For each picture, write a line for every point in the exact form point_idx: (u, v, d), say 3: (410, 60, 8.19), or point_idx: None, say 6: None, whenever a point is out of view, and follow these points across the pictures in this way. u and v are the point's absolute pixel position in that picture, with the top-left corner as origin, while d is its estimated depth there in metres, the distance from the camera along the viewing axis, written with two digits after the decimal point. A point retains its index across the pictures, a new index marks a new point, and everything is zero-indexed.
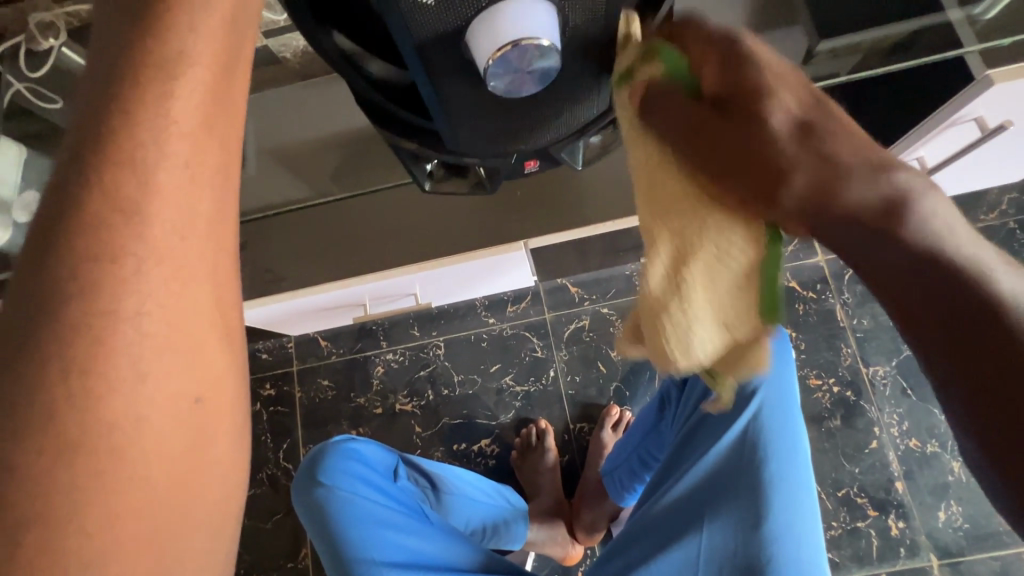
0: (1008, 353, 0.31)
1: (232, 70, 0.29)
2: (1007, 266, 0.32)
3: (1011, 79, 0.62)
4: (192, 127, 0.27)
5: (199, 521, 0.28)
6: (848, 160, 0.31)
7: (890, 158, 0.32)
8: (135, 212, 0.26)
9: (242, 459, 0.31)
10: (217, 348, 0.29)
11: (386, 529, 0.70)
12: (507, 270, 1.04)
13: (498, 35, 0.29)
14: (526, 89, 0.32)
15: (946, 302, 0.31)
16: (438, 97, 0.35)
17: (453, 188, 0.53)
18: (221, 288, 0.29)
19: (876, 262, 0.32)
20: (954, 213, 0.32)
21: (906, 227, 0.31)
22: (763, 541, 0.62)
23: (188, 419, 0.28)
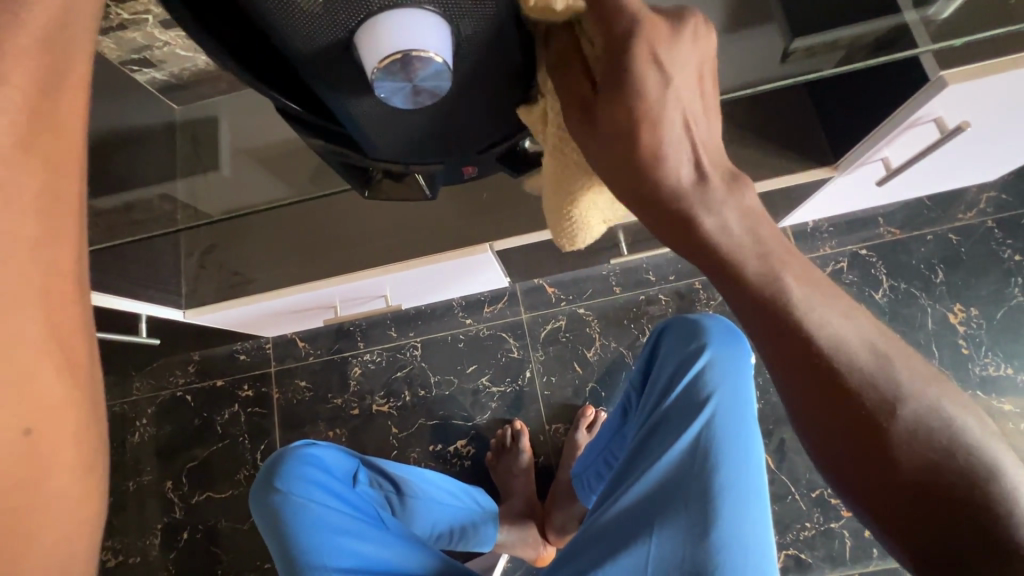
0: (832, 384, 0.37)
1: (55, 89, 0.29)
2: (851, 321, 0.38)
3: (964, 82, 0.61)
4: (5, 150, 0.27)
5: (36, 551, 0.28)
6: (717, 198, 0.38)
7: (732, 204, 0.38)
8: None
9: (89, 492, 0.30)
10: (53, 376, 0.28)
11: (338, 536, 0.70)
12: (477, 271, 1.03)
13: (383, 47, 0.28)
14: (418, 102, 0.31)
15: (795, 339, 0.37)
16: (339, 105, 0.35)
17: (396, 191, 0.51)
18: (55, 314, 0.29)
19: (722, 284, 0.39)
20: (793, 270, 0.38)
21: (752, 275, 0.37)
22: (710, 551, 0.61)
23: (16, 453, 0.27)
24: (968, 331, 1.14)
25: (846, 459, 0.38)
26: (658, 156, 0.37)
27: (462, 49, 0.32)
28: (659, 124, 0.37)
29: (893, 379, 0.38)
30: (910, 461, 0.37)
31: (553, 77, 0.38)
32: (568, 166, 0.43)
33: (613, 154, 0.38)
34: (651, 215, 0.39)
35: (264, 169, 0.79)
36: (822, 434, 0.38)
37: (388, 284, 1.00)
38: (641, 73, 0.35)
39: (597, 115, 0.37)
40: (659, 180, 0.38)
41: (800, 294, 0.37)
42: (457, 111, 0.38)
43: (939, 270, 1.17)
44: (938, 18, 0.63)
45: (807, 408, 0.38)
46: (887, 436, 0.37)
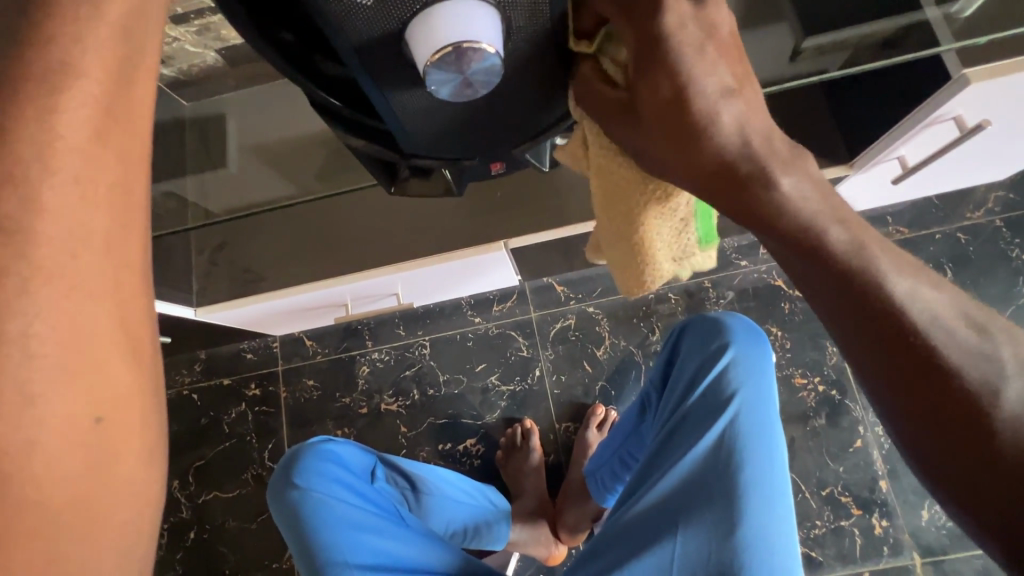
0: (922, 366, 0.34)
1: (127, 80, 0.28)
2: (939, 292, 0.35)
3: (988, 80, 0.62)
4: (81, 141, 0.26)
5: (104, 541, 0.27)
6: (784, 159, 0.35)
7: (795, 168, 0.35)
8: (18, 231, 0.25)
9: (155, 479, 0.30)
10: (122, 367, 0.28)
11: (360, 533, 0.70)
12: (489, 269, 1.03)
13: (435, 40, 0.29)
14: (469, 95, 0.32)
15: (879, 320, 0.34)
16: (386, 101, 0.35)
17: (423, 190, 0.50)
18: (125, 305, 0.28)
19: (797, 265, 0.35)
20: (873, 240, 0.35)
21: (835, 245, 0.34)
22: (737, 548, 0.61)
23: (89, 441, 0.27)
24: None
25: (949, 445, 0.34)
26: (718, 125, 0.34)
27: (513, 37, 0.33)
28: (710, 96, 0.34)
29: (989, 351, 0.35)
30: (1017, 439, 0.34)
31: (576, 93, 0.38)
32: (616, 179, 0.40)
33: (667, 132, 0.35)
34: (717, 193, 0.35)
35: (283, 167, 0.79)
36: (913, 422, 0.35)
37: (400, 282, 1.00)
38: (680, 46, 0.34)
39: (638, 98, 0.35)
40: (722, 150, 0.34)
41: (887, 265, 0.34)
42: (504, 103, 0.37)
43: (947, 269, 1.17)
44: (960, 16, 0.63)
45: (897, 396, 0.35)
46: (991, 412, 0.34)
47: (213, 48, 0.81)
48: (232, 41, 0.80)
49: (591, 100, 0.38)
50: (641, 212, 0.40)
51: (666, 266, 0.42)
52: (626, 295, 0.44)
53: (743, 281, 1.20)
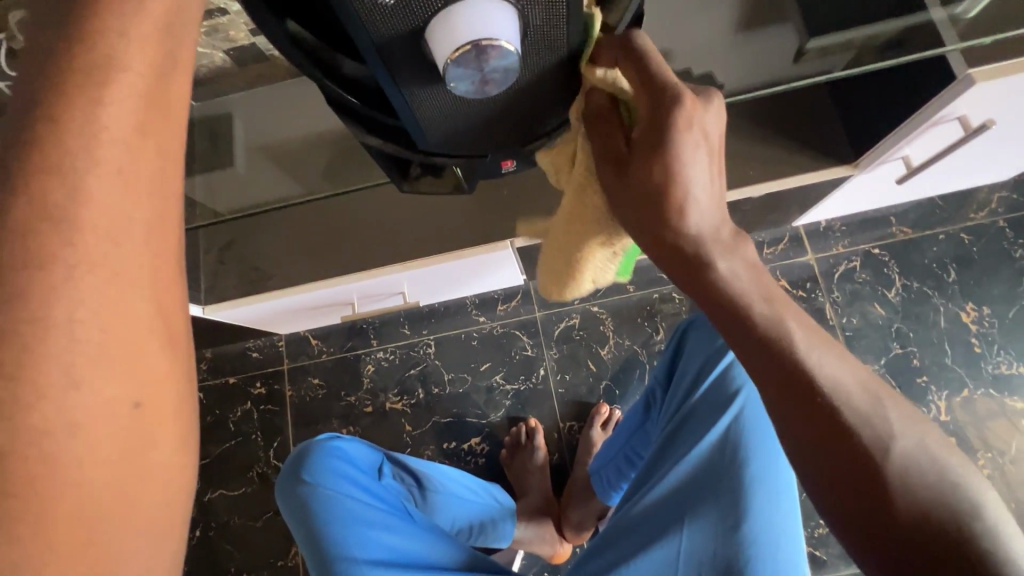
0: (836, 425, 0.38)
1: (166, 75, 0.29)
2: (852, 368, 0.40)
3: (993, 80, 0.61)
4: (124, 133, 0.27)
5: (139, 524, 0.28)
6: (724, 243, 0.40)
7: (731, 250, 0.40)
8: (65, 219, 0.25)
9: (188, 465, 0.31)
10: (159, 353, 0.28)
11: (369, 528, 0.70)
12: (495, 267, 1.04)
13: (455, 37, 0.30)
14: (488, 90, 0.32)
15: (796, 384, 0.38)
16: (404, 98, 0.36)
17: (433, 189, 0.51)
18: (163, 293, 0.29)
19: (728, 329, 0.40)
20: (795, 317, 0.40)
21: (757, 316, 0.39)
22: (744, 543, 0.62)
23: (126, 424, 0.27)
24: (980, 329, 1.15)
25: (841, 497, 0.37)
26: (680, 199, 0.38)
27: (530, 35, 0.33)
28: (684, 174, 0.38)
29: (891, 422, 0.38)
30: (911, 509, 0.36)
31: (588, 128, 0.40)
32: (584, 210, 0.43)
33: (638, 205, 0.39)
34: (668, 262, 0.40)
35: (291, 168, 0.80)
36: (810, 473, 0.38)
37: (406, 281, 1.00)
38: (681, 142, 0.37)
39: (630, 156, 0.39)
40: (676, 229, 0.39)
41: (800, 337, 0.39)
42: (522, 98, 0.38)
43: (951, 269, 1.18)
44: (963, 17, 0.64)
45: (800, 447, 0.38)
46: (885, 480, 0.37)
47: (222, 48, 0.82)
48: (240, 42, 0.80)
49: (598, 135, 0.40)
50: (585, 243, 0.44)
51: (588, 285, 0.47)
52: (546, 294, 0.50)
53: None
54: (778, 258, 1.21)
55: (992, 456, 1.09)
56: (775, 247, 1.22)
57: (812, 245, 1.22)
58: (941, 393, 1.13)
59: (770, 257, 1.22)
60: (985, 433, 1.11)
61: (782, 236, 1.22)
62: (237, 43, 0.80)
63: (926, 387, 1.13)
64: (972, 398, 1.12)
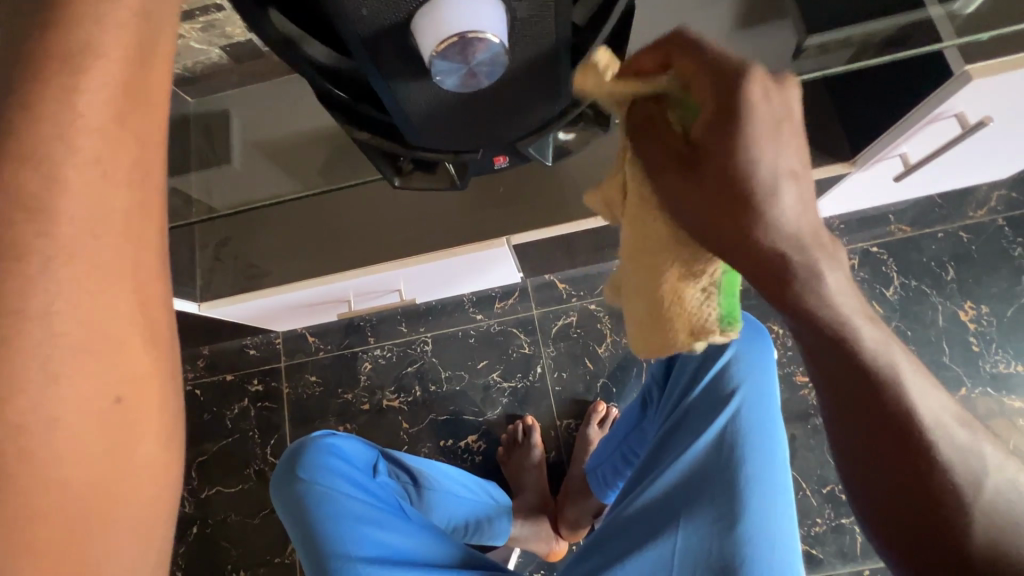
0: (896, 438, 0.39)
1: (146, 64, 0.28)
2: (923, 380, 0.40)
3: (991, 75, 0.61)
4: (102, 123, 0.27)
5: (122, 522, 0.28)
6: (827, 251, 0.37)
7: (826, 259, 0.36)
8: (42, 209, 0.25)
9: (174, 463, 0.31)
10: (142, 349, 0.28)
11: (364, 525, 0.70)
12: (492, 265, 1.03)
13: (441, 30, 0.29)
14: (473, 85, 0.32)
15: (866, 398, 0.38)
16: (391, 93, 0.36)
17: (426, 185, 0.51)
18: (144, 287, 0.29)
19: (810, 345, 0.39)
20: (878, 331, 0.39)
21: (843, 331, 0.37)
22: (738, 542, 0.62)
23: (108, 420, 0.27)
24: (978, 328, 1.15)
25: (914, 516, 0.38)
26: (769, 200, 0.35)
27: (517, 27, 0.33)
28: (774, 173, 0.35)
29: (964, 444, 0.39)
30: (991, 533, 0.37)
31: (644, 137, 0.39)
32: (650, 239, 0.41)
33: (716, 201, 0.36)
34: (756, 279, 0.37)
35: (287, 165, 0.80)
36: (875, 490, 0.39)
37: (403, 278, 1.00)
38: (756, 117, 0.34)
39: (699, 158, 0.36)
40: (765, 232, 0.35)
41: (884, 357, 0.38)
42: (511, 93, 0.38)
43: (950, 268, 1.17)
44: (961, 13, 0.64)
45: (868, 470, 0.39)
46: (960, 498, 0.38)
47: (217, 45, 0.81)
48: (235, 39, 0.80)
49: (651, 139, 0.39)
50: (663, 281, 0.40)
51: (686, 334, 0.40)
52: (643, 355, 0.44)
53: None
54: None
55: None
56: None
57: None
58: None
59: None
60: None
61: None
62: (231, 39, 0.80)
63: None
64: (970, 397, 1.12)
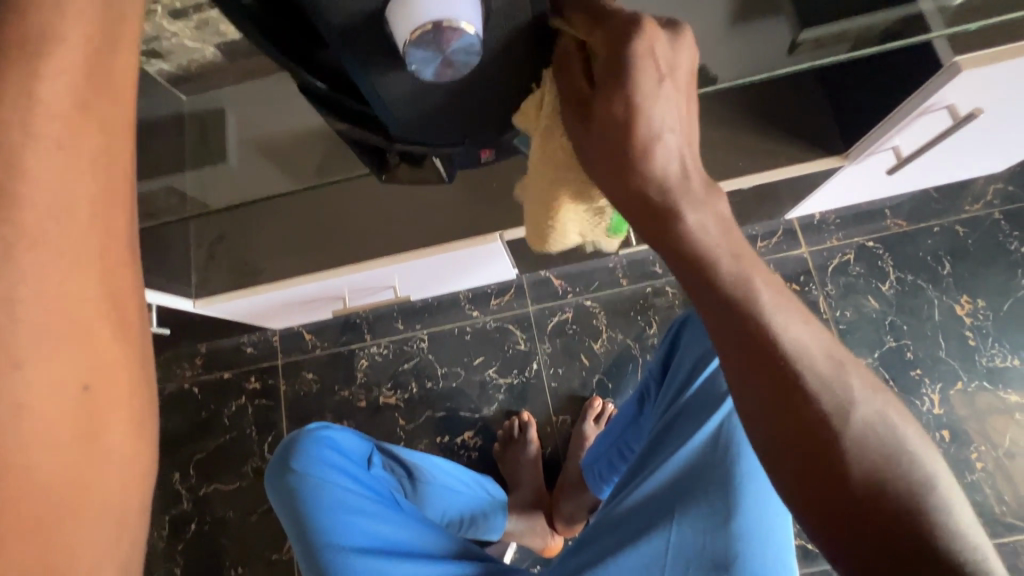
0: (786, 382, 0.39)
1: (111, 55, 0.29)
2: (811, 328, 0.40)
3: (979, 66, 0.62)
4: (64, 110, 0.27)
5: (90, 512, 0.28)
6: (696, 194, 0.38)
7: (700, 204, 0.38)
8: (5, 197, 0.25)
9: (146, 451, 0.31)
10: (109, 338, 0.29)
11: (356, 517, 0.70)
12: (485, 260, 1.03)
13: (417, 18, 0.30)
14: (448, 75, 0.32)
15: (753, 340, 0.39)
16: (370, 83, 0.36)
17: (412, 176, 0.51)
18: (112, 275, 0.29)
19: (693, 287, 0.40)
20: (761, 278, 0.40)
21: (722, 270, 0.39)
22: (730, 538, 0.62)
23: (75, 406, 0.27)
24: (975, 322, 1.14)
25: (800, 462, 0.38)
26: (651, 147, 0.37)
27: (491, 18, 0.33)
28: (654, 122, 0.36)
29: (851, 390, 0.40)
30: (866, 475, 0.38)
31: (554, 74, 0.39)
32: (556, 155, 0.41)
33: (604, 149, 0.38)
34: (638, 218, 0.39)
35: (275, 159, 0.77)
36: (778, 442, 0.39)
37: (396, 275, 1.00)
38: (641, 66, 0.35)
39: (593, 105, 0.37)
40: (645, 178, 0.38)
41: (766, 294, 0.39)
42: (486, 82, 0.38)
43: (946, 262, 1.17)
44: (952, 4, 0.61)
45: (763, 420, 0.39)
46: (843, 444, 0.39)
47: (212, 43, 0.82)
48: (230, 36, 0.81)
49: (563, 80, 0.38)
50: (558, 202, 0.43)
51: (572, 240, 0.46)
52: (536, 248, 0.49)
53: None
54: (772, 251, 1.21)
55: (987, 449, 1.09)
56: (769, 240, 1.21)
57: (807, 238, 1.21)
58: (935, 386, 1.12)
59: (764, 249, 1.21)
60: (980, 425, 1.10)
61: (776, 229, 1.22)
62: (224, 34, 0.80)
63: (919, 381, 1.13)
64: (967, 391, 1.12)
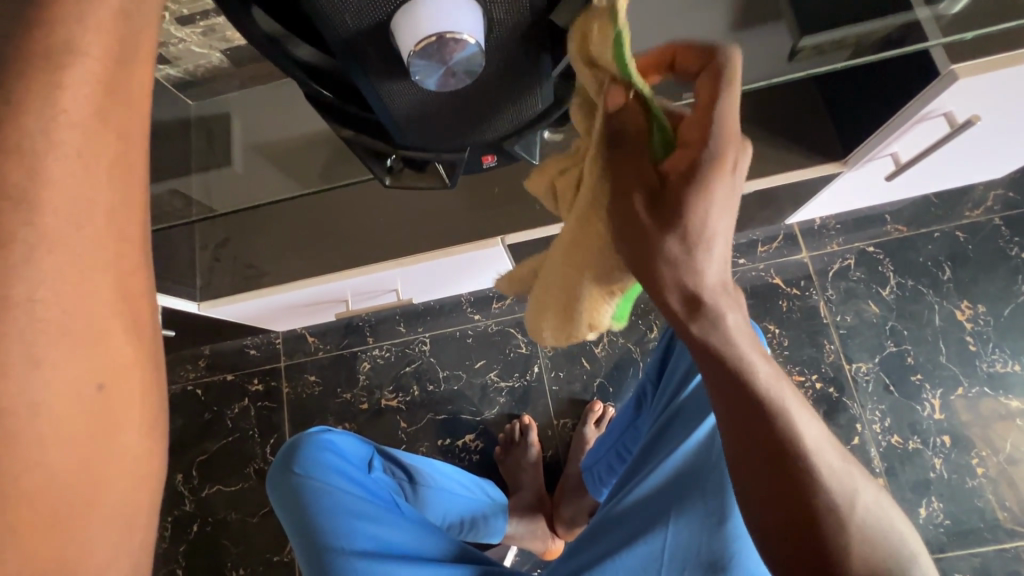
0: (794, 470, 0.46)
1: (128, 63, 0.30)
2: (814, 421, 0.48)
3: (976, 75, 0.63)
4: (83, 117, 0.28)
5: (101, 508, 0.29)
6: (735, 305, 0.44)
7: (737, 319, 0.44)
8: (24, 200, 0.26)
9: (155, 449, 0.32)
10: (123, 339, 0.29)
11: (357, 520, 0.71)
12: (487, 264, 1.04)
13: (420, 30, 0.31)
14: (451, 84, 0.33)
15: (768, 435, 0.46)
16: (378, 94, 0.37)
17: (416, 183, 0.52)
18: (125, 277, 0.30)
19: (723, 387, 0.46)
20: (781, 383, 0.47)
21: (751, 379, 0.45)
22: (726, 538, 0.63)
23: (90, 405, 0.28)
24: (975, 328, 1.14)
25: (804, 542, 0.46)
26: (710, 254, 0.41)
27: (495, 30, 0.34)
28: (716, 228, 0.40)
29: (847, 475, 0.48)
30: (858, 551, 0.47)
31: (608, 148, 0.38)
32: (589, 235, 0.42)
33: (665, 242, 0.39)
34: (684, 313, 0.43)
35: (279, 163, 0.78)
36: (787, 523, 0.46)
37: (399, 278, 1.01)
38: (722, 181, 0.38)
39: (666, 199, 0.39)
40: (699, 286, 0.42)
41: (784, 397, 0.46)
42: (491, 92, 0.39)
43: (946, 267, 1.17)
44: (948, 14, 0.63)
45: (774, 502, 0.46)
46: (843, 530, 0.47)
47: (218, 49, 0.84)
48: (235, 42, 0.82)
49: (627, 153, 0.38)
50: (584, 290, 0.43)
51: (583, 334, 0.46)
52: (536, 335, 0.49)
53: (741, 278, 1.21)
54: (772, 256, 1.21)
55: (988, 455, 1.09)
56: (770, 245, 1.22)
57: (807, 243, 1.22)
58: (935, 392, 1.13)
59: (764, 254, 1.22)
60: (981, 431, 1.10)
61: (776, 234, 1.22)
62: (227, 38, 0.82)
63: (919, 386, 1.13)
64: (967, 397, 1.12)
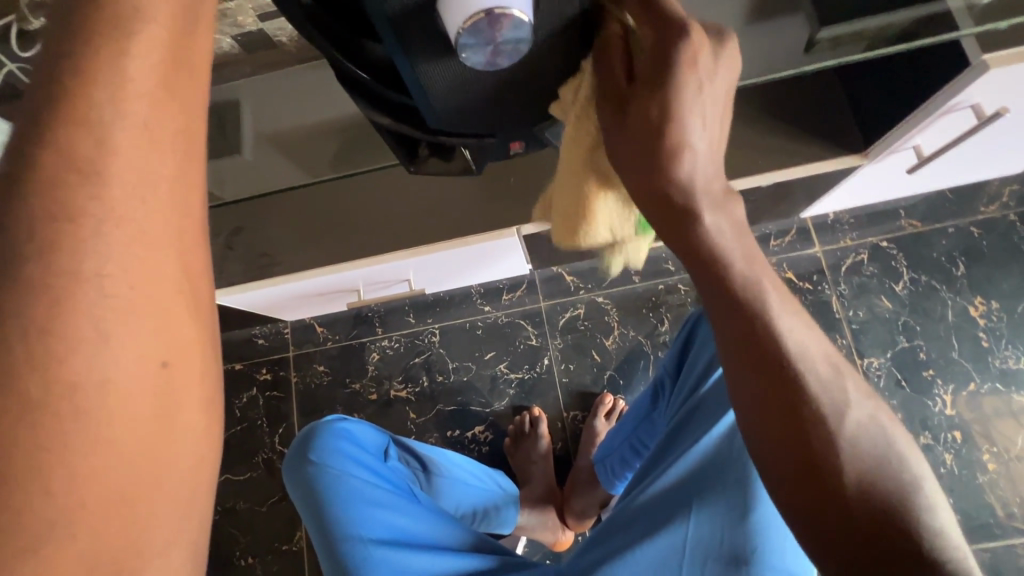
0: (799, 401, 0.42)
1: (188, 33, 0.30)
2: (827, 359, 0.44)
3: (1008, 65, 0.61)
4: (149, 87, 0.28)
5: (165, 488, 0.28)
6: (724, 217, 0.41)
7: (726, 233, 0.41)
8: (92, 172, 0.26)
9: (212, 432, 0.31)
10: (185, 318, 0.29)
11: (375, 508, 0.71)
12: (501, 255, 1.03)
13: (469, 7, 0.30)
14: (500, 62, 0.33)
15: (768, 363, 0.42)
16: (414, 74, 0.36)
17: (440, 169, 0.52)
18: (187, 256, 0.30)
19: (717, 312, 0.42)
20: (786, 312, 0.43)
21: (749, 301, 0.41)
22: (749, 533, 0.62)
23: (155, 383, 0.28)
24: (988, 324, 1.14)
25: (811, 483, 0.41)
26: (681, 154, 0.38)
27: (541, 6, 0.34)
28: (688, 127, 0.38)
29: (858, 407, 0.44)
30: (873, 496, 0.41)
31: (593, 64, 0.39)
32: (581, 131, 0.41)
33: (637, 142, 0.38)
34: (659, 216, 0.40)
35: (295, 150, 0.77)
36: (790, 458, 0.41)
37: (412, 268, 1.00)
38: (686, 76, 0.37)
39: (632, 103, 0.38)
40: (672, 178, 0.39)
41: (784, 320, 0.42)
42: (535, 75, 0.39)
43: (960, 263, 1.17)
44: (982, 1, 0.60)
45: (775, 440, 0.42)
46: (839, 443, 0.42)
47: (229, 34, 0.78)
48: (247, 28, 0.77)
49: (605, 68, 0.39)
50: (590, 188, 0.42)
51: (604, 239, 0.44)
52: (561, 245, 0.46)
53: None
54: (785, 250, 1.20)
55: (997, 450, 1.09)
56: (782, 239, 1.21)
57: (820, 238, 1.21)
58: (947, 387, 1.12)
59: (777, 248, 1.21)
60: (992, 428, 1.10)
61: (789, 228, 1.21)
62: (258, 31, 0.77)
63: (931, 381, 1.13)
64: (979, 393, 1.12)
